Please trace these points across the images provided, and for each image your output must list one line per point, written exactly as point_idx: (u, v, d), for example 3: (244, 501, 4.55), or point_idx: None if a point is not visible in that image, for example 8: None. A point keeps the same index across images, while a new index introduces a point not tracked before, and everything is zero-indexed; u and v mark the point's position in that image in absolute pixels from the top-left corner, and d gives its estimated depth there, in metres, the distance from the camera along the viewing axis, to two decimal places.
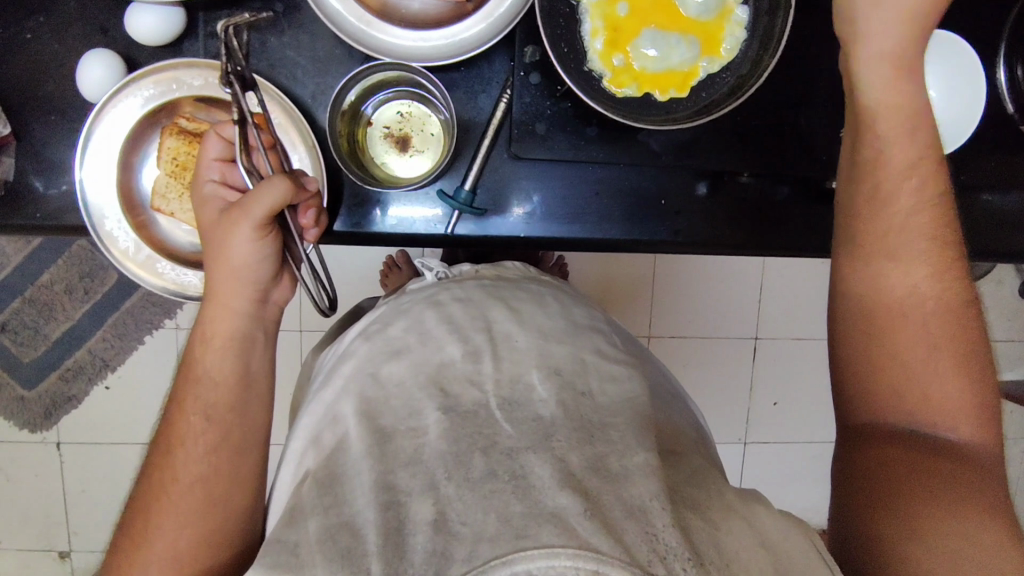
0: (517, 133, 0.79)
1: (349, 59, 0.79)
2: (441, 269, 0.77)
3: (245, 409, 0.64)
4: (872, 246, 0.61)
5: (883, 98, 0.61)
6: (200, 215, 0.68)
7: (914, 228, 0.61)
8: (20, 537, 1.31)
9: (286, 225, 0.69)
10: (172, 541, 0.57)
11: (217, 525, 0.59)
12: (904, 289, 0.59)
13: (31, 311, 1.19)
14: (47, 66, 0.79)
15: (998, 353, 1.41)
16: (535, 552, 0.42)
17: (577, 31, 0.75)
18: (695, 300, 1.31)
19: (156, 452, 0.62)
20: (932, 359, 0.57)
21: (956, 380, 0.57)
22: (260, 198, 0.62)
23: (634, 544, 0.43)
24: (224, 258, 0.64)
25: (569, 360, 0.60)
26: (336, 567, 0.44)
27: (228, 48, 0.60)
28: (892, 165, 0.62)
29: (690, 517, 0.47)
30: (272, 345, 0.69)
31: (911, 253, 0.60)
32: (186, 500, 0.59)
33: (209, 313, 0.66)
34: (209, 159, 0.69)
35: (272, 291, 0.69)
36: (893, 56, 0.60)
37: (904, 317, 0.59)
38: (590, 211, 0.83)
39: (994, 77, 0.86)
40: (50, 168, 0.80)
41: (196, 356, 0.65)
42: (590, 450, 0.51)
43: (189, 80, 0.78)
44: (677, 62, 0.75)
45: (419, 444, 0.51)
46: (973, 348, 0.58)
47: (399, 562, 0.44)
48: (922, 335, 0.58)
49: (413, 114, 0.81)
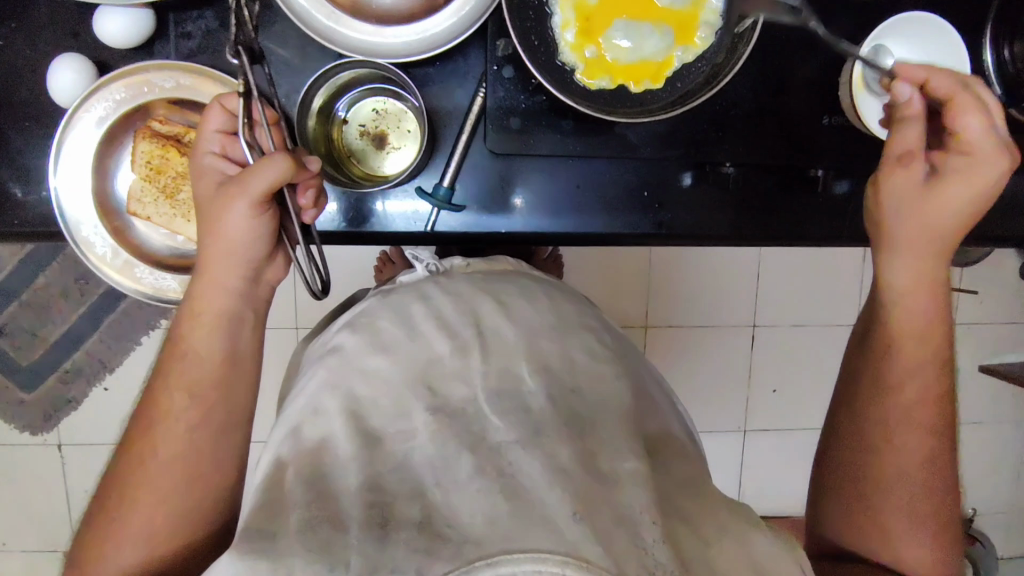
0: (492, 127, 0.78)
1: (322, 58, 0.79)
2: (432, 261, 0.76)
3: (232, 391, 0.64)
4: (880, 430, 0.64)
5: (895, 294, 0.64)
6: (198, 187, 0.67)
7: (925, 416, 0.64)
8: (26, 538, 1.32)
9: (284, 205, 0.67)
10: (147, 517, 0.58)
11: (194, 505, 0.60)
12: (897, 474, 0.63)
13: (27, 315, 1.20)
14: (23, 71, 0.79)
15: (1002, 336, 1.40)
16: (520, 556, 0.41)
17: (547, 24, 0.74)
18: (693, 290, 1.30)
19: (136, 427, 0.62)
20: (905, 522, 0.63)
21: (929, 548, 0.63)
22: (261, 174, 0.61)
23: (622, 554, 0.43)
24: (219, 232, 0.63)
25: (557, 355, 0.59)
26: (315, 560, 0.44)
27: (236, 17, 0.59)
28: (911, 361, 0.64)
29: (679, 525, 0.47)
30: (261, 327, 0.68)
31: (914, 440, 0.63)
32: (166, 479, 0.59)
33: (197, 288, 0.64)
34: (211, 130, 0.67)
35: (265, 271, 0.68)
36: (911, 270, 0.63)
37: (893, 461, 0.64)
38: (572, 207, 0.82)
39: (982, 56, 0.84)
40: (31, 172, 0.80)
41: (184, 332, 0.64)
42: (580, 447, 0.51)
43: (160, 82, 0.77)
44: (651, 52, 0.74)
45: (408, 448, 0.51)
46: (947, 515, 0.64)
47: (381, 556, 0.43)
48: (906, 491, 0.63)
49: (389, 111, 0.80)
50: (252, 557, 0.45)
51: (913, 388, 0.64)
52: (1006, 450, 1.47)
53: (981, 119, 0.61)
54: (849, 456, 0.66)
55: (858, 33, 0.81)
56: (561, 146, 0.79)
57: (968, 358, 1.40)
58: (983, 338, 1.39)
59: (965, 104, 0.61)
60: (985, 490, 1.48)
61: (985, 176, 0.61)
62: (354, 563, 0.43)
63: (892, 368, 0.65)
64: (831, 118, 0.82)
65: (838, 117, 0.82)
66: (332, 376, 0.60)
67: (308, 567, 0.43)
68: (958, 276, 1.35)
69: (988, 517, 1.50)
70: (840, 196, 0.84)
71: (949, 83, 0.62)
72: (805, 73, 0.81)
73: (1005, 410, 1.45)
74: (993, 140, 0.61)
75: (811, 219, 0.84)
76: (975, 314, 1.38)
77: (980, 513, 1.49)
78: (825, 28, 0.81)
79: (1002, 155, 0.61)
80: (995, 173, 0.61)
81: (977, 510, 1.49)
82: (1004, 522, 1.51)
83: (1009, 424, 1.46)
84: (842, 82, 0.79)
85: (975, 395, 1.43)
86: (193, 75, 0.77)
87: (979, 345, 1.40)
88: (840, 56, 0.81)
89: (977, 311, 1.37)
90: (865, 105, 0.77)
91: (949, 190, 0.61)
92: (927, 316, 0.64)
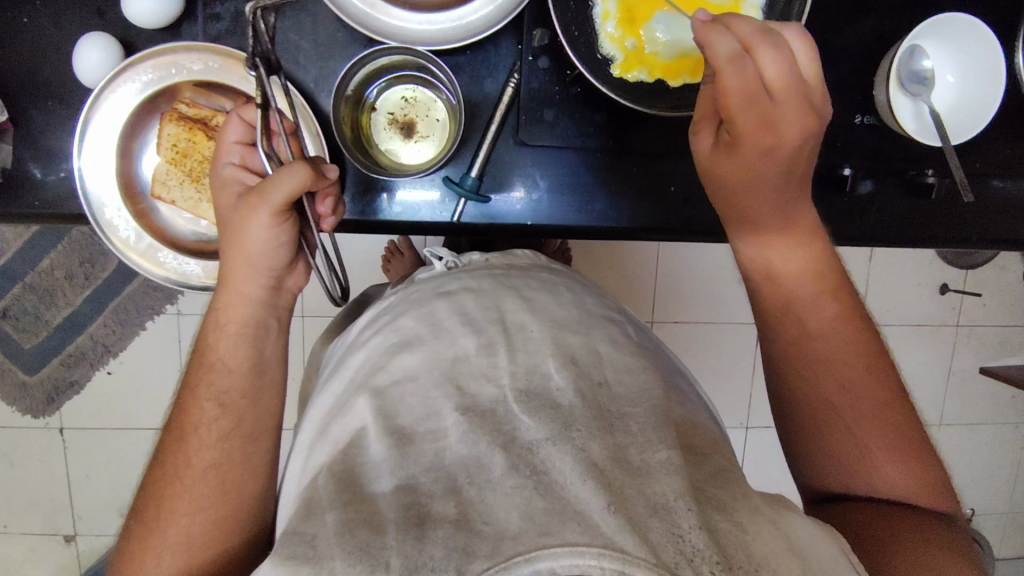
0: (526, 118, 0.79)
1: (352, 44, 0.78)
2: (451, 260, 0.75)
3: (263, 398, 0.64)
4: (817, 380, 0.62)
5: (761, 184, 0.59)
6: (218, 198, 0.66)
7: (849, 346, 0.62)
8: (25, 521, 1.32)
9: (302, 213, 0.68)
10: (185, 528, 0.58)
11: (232, 513, 0.60)
12: (840, 392, 0.61)
13: (32, 297, 1.18)
14: (45, 51, 0.78)
15: (1004, 339, 1.40)
16: (559, 550, 0.41)
17: (587, 14, 0.73)
18: (700, 287, 1.30)
19: (169, 439, 0.62)
20: (852, 424, 0.60)
21: (880, 459, 0.59)
22: (279, 183, 0.60)
23: (659, 544, 0.43)
24: (241, 244, 0.63)
25: (584, 350, 0.59)
26: (355, 562, 0.43)
27: (255, 30, 0.58)
28: (804, 316, 0.63)
29: (715, 514, 0.47)
30: (285, 333, 0.68)
31: (846, 373, 0.61)
32: (201, 486, 0.59)
33: (223, 301, 0.65)
34: (229, 142, 0.67)
35: (286, 278, 0.67)
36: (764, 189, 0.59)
37: (810, 361, 0.62)
38: (596, 201, 0.82)
39: (1010, 59, 0.84)
40: (49, 155, 0.79)
41: (210, 344, 0.64)
42: (611, 441, 0.50)
43: (189, 63, 0.77)
44: (691, 46, 0.73)
45: (439, 446, 0.51)
46: (889, 414, 0.60)
47: (419, 554, 0.43)
48: (832, 380, 0.61)
49: (419, 99, 0.80)
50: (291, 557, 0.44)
51: (823, 332, 0.62)
52: (1004, 451, 1.48)
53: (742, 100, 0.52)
54: (791, 404, 0.63)
55: (886, 35, 0.81)
56: (589, 137, 0.80)
57: (970, 359, 1.41)
58: (986, 340, 1.40)
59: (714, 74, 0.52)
60: (983, 491, 1.49)
61: (751, 147, 0.56)
62: (393, 563, 0.43)
63: (792, 324, 0.63)
64: (863, 118, 0.82)
65: (870, 116, 0.82)
66: (359, 382, 0.60)
67: (347, 568, 0.43)
68: (964, 278, 1.35)
69: (985, 518, 1.51)
70: (865, 195, 0.84)
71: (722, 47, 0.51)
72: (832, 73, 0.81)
73: (1006, 411, 1.45)
74: (757, 114, 0.54)
75: (837, 220, 0.84)
76: (979, 316, 1.38)
77: (977, 513, 1.50)
78: (853, 29, 0.80)
79: (768, 130, 0.54)
80: (785, 137, 0.55)
81: (975, 510, 1.50)
82: (1000, 523, 1.52)
83: (1007, 426, 1.46)
84: (877, 80, 0.80)
85: (976, 396, 1.43)
86: (222, 57, 0.76)
87: (981, 347, 1.40)
88: (867, 57, 0.81)
89: (981, 313, 1.38)
90: (899, 104, 0.78)
91: (723, 166, 0.59)
92: (797, 243, 0.63)
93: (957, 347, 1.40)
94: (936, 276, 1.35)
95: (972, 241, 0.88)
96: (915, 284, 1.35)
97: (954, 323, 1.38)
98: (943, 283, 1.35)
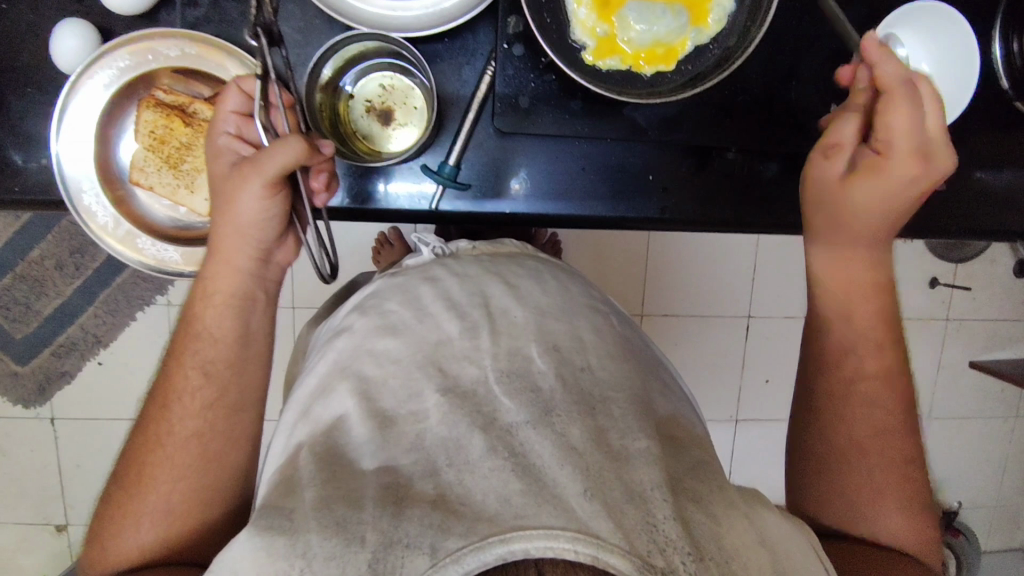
0: (500, 107, 0.78)
1: (331, 30, 0.78)
2: (439, 245, 0.74)
3: (245, 370, 0.64)
4: (840, 431, 0.64)
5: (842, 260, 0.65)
6: (212, 169, 0.66)
7: (871, 386, 0.65)
8: (15, 511, 1.32)
9: (295, 187, 0.66)
10: (165, 497, 0.59)
11: (211, 483, 0.60)
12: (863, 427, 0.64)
13: (22, 287, 1.18)
14: (23, 35, 0.78)
15: (994, 333, 1.41)
16: (534, 532, 0.41)
17: (560, 2, 0.74)
18: (691, 280, 1.31)
19: (152, 408, 0.62)
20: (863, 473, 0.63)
21: (888, 510, 0.62)
22: (274, 156, 0.59)
23: (633, 531, 0.42)
24: (231, 213, 0.62)
25: (565, 336, 0.59)
26: (332, 537, 0.43)
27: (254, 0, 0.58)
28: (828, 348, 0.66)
29: (689, 503, 0.47)
30: (272, 305, 0.68)
31: (873, 425, 0.64)
32: (182, 457, 0.60)
33: (212, 269, 0.64)
34: (227, 111, 0.66)
35: (275, 252, 0.67)
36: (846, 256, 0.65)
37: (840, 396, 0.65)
38: (573, 189, 0.82)
39: (989, 51, 0.84)
40: (32, 140, 0.79)
41: (196, 313, 0.64)
42: (591, 424, 0.51)
43: (165, 51, 0.77)
44: (664, 33, 0.73)
45: (419, 428, 0.51)
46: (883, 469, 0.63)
47: (395, 531, 0.43)
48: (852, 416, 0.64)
49: (396, 86, 0.80)
50: (269, 534, 0.44)
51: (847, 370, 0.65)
52: (992, 445, 1.48)
53: (901, 121, 0.61)
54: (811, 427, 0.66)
55: (865, 24, 0.81)
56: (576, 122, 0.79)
57: (960, 353, 1.41)
58: (976, 335, 1.40)
59: (890, 100, 0.61)
60: (971, 486, 1.50)
61: (900, 173, 0.61)
62: (369, 539, 0.42)
63: (833, 378, 0.65)
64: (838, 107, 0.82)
65: None
66: (341, 367, 0.59)
67: (323, 541, 0.43)
68: (953, 272, 1.36)
69: (974, 512, 1.52)
70: None
71: (891, 71, 0.61)
72: (813, 59, 0.81)
73: (994, 406, 1.46)
74: (911, 140, 0.61)
75: None
76: (969, 311, 1.39)
77: (966, 507, 1.50)
78: (832, 18, 0.81)
79: (919, 157, 0.61)
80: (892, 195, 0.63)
81: (963, 503, 1.50)
82: (989, 516, 1.52)
83: (995, 420, 1.47)
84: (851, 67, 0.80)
85: (965, 390, 1.44)
86: (199, 44, 0.77)
87: (970, 341, 1.41)
88: (845, 47, 0.81)
89: (971, 308, 1.38)
90: None
91: (859, 186, 0.63)
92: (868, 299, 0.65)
93: (947, 341, 1.40)
94: (926, 271, 1.35)
95: (955, 232, 0.88)
96: (906, 278, 1.35)
97: (944, 317, 1.38)
98: (933, 277, 1.35)
